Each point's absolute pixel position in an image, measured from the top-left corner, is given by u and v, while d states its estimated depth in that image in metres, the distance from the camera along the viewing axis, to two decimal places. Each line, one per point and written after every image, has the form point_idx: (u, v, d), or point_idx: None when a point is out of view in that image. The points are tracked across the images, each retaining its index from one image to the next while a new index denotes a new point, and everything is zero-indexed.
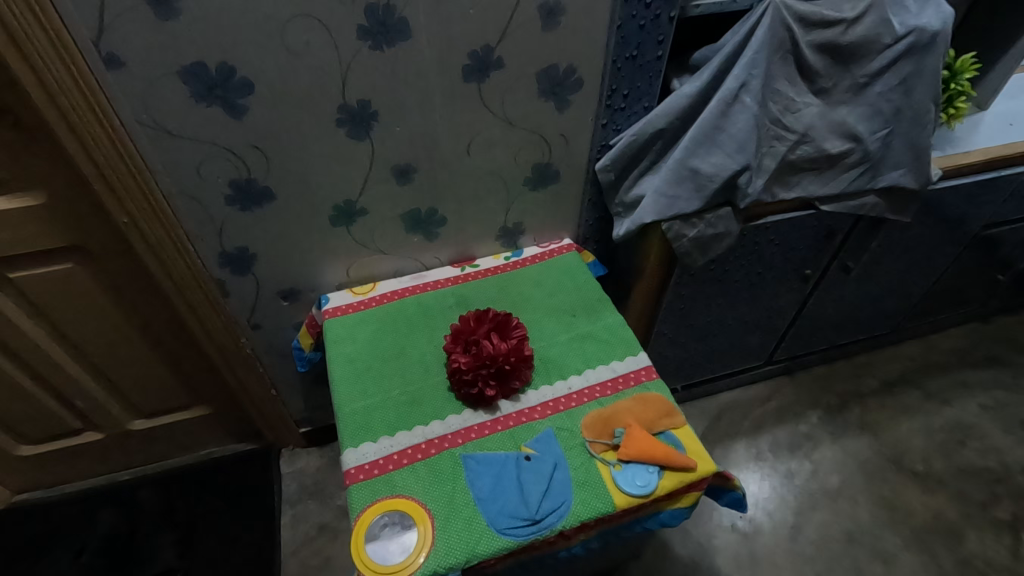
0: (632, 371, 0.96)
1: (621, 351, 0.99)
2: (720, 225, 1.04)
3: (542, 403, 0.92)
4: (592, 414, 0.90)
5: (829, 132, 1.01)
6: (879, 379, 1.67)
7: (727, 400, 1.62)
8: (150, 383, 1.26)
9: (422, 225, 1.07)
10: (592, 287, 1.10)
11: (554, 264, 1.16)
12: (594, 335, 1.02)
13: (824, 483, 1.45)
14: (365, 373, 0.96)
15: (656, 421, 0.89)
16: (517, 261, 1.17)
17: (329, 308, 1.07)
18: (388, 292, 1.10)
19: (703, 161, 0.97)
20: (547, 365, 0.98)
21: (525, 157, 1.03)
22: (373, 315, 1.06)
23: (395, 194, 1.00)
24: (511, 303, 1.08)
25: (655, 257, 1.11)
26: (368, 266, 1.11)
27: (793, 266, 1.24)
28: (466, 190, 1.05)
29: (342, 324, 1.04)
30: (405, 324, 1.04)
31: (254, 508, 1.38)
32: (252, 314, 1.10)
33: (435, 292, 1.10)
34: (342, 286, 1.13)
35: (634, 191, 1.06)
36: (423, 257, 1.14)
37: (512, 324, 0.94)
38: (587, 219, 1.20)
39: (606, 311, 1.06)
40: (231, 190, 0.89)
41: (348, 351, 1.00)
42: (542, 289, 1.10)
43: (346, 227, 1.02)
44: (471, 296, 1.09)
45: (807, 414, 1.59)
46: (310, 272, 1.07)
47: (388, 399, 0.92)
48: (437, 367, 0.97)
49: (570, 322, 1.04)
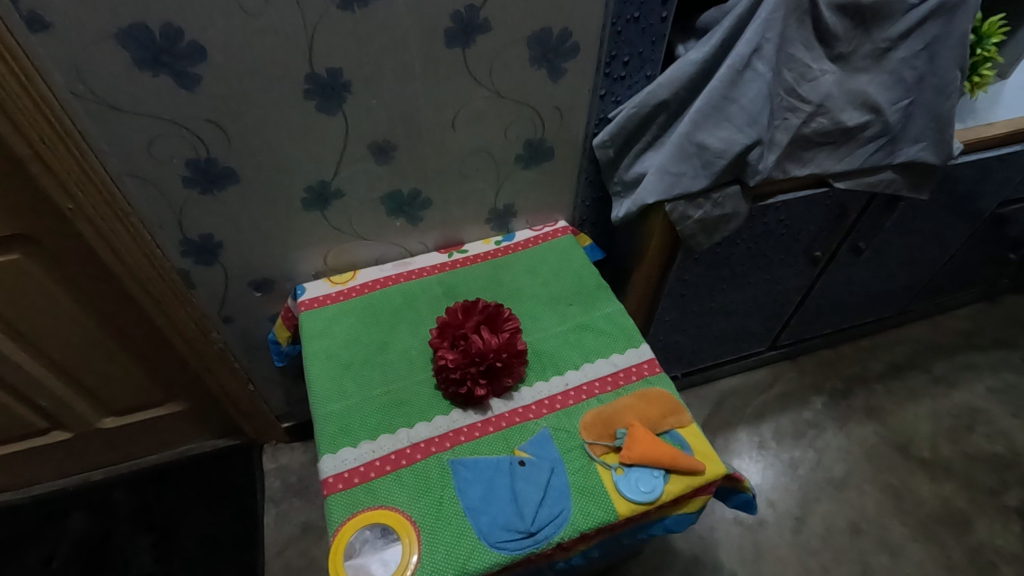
0: (633, 364, 0.89)
1: (621, 343, 0.92)
2: (727, 205, 0.97)
3: (537, 401, 0.85)
4: (592, 414, 0.83)
5: (847, 103, 0.92)
6: (884, 363, 1.61)
7: (729, 386, 1.56)
8: (118, 380, 1.18)
9: (405, 208, 0.99)
10: (590, 274, 1.03)
11: (548, 249, 1.08)
12: (592, 326, 0.95)
13: (829, 472, 1.40)
14: (344, 372, 0.89)
15: (661, 420, 0.82)
16: (509, 245, 1.09)
17: (305, 299, 0.99)
18: (369, 282, 1.02)
19: (711, 136, 0.89)
20: (542, 359, 0.90)
21: (516, 133, 0.95)
22: (353, 306, 0.98)
23: (374, 175, 0.91)
24: (503, 292, 1.00)
25: (658, 241, 1.03)
26: (348, 253, 1.03)
27: (802, 248, 1.17)
28: (452, 169, 0.96)
29: (319, 318, 0.96)
30: (388, 316, 0.96)
31: (235, 508, 1.32)
32: (223, 306, 1.02)
33: (420, 281, 1.02)
34: (320, 275, 1.04)
35: (634, 168, 0.98)
36: (407, 243, 1.06)
37: (504, 317, 0.87)
38: (584, 199, 1.11)
39: (605, 299, 0.99)
40: (189, 172, 0.80)
41: (327, 346, 0.92)
42: (536, 277, 1.02)
43: (321, 210, 0.93)
44: (459, 285, 1.01)
45: (811, 400, 1.53)
46: (284, 260, 0.99)
47: (369, 400, 0.85)
48: (424, 363, 0.89)
49: (566, 313, 0.97)
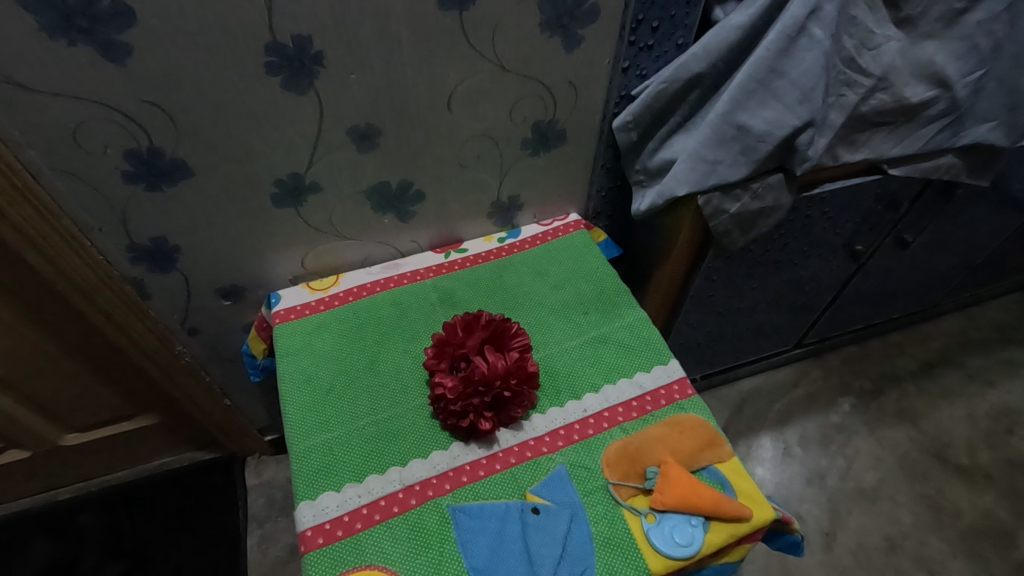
0: (661, 386, 0.77)
1: (647, 361, 0.80)
2: (767, 197, 0.83)
3: (551, 432, 0.73)
4: (616, 448, 0.71)
5: (911, 76, 0.78)
6: (916, 360, 1.50)
7: (750, 387, 1.45)
8: (77, 395, 1.05)
9: (393, 202, 0.85)
10: (607, 278, 0.90)
11: (559, 247, 0.95)
12: (613, 340, 0.82)
13: (860, 482, 1.29)
14: (326, 398, 0.76)
15: (697, 455, 0.70)
16: (514, 243, 0.95)
17: (280, 309, 0.86)
18: (354, 288, 0.88)
19: (754, 117, 0.75)
20: (556, 380, 0.78)
21: (522, 114, 0.81)
22: (336, 318, 0.85)
23: (355, 165, 0.77)
24: (508, 299, 0.87)
25: (685, 239, 0.90)
26: (329, 254, 0.89)
27: (843, 242, 1.04)
28: (448, 157, 0.82)
29: (296, 332, 0.83)
30: (376, 330, 0.83)
31: (216, 530, 1.20)
32: (186, 317, 0.89)
33: (413, 287, 0.89)
34: (298, 280, 0.91)
35: (660, 155, 0.84)
36: (397, 242, 0.92)
37: (513, 334, 0.74)
38: (599, 189, 0.97)
39: (625, 307, 0.86)
40: (130, 165, 0.66)
41: (306, 367, 0.79)
42: (546, 282, 0.89)
43: (294, 207, 0.80)
44: (458, 292, 0.88)
45: (838, 402, 1.42)
46: (255, 264, 0.85)
47: (355, 432, 0.73)
48: (419, 386, 0.77)
49: (582, 324, 0.84)
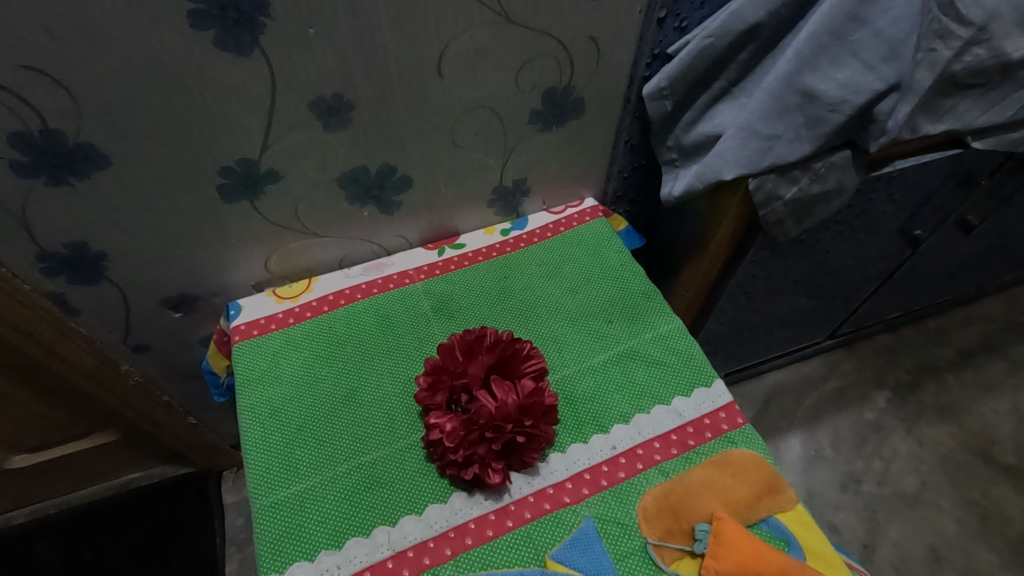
0: (705, 416, 0.64)
1: (686, 383, 0.66)
2: (831, 179, 0.68)
3: (573, 477, 0.59)
4: (655, 497, 0.58)
5: (1016, 25, 0.61)
6: (955, 349, 1.37)
7: (776, 381, 1.32)
8: (18, 415, 0.90)
9: (373, 191, 0.70)
10: (633, 278, 0.75)
11: (574, 239, 0.80)
12: (644, 357, 0.68)
13: (900, 487, 1.18)
14: (296, 438, 0.62)
15: (755, 505, 0.57)
16: (520, 236, 0.80)
17: (241, 323, 0.71)
18: (331, 295, 0.73)
19: (825, 80, 0.59)
20: (577, 409, 0.64)
21: (531, 79, 0.65)
22: (307, 334, 0.70)
23: (322, 146, 0.62)
24: (516, 308, 0.73)
25: (726, 230, 0.75)
26: (297, 254, 0.74)
27: (902, 227, 0.89)
28: (439, 134, 0.66)
29: (259, 353, 0.68)
30: (358, 348, 0.69)
31: (188, 557, 1.08)
32: (129, 334, 0.74)
33: (401, 293, 0.74)
34: (264, 285, 0.76)
35: (701, 128, 0.69)
36: (382, 237, 0.77)
37: (525, 356, 0.60)
38: (621, 169, 0.82)
39: (656, 315, 0.72)
40: (20, 153, 0.50)
41: (271, 399, 0.65)
42: (560, 285, 0.75)
43: (249, 200, 0.64)
44: (454, 299, 0.73)
45: (873, 397, 1.30)
46: (206, 269, 0.70)
47: (333, 482, 0.59)
48: (410, 421, 0.63)
49: (606, 337, 0.70)
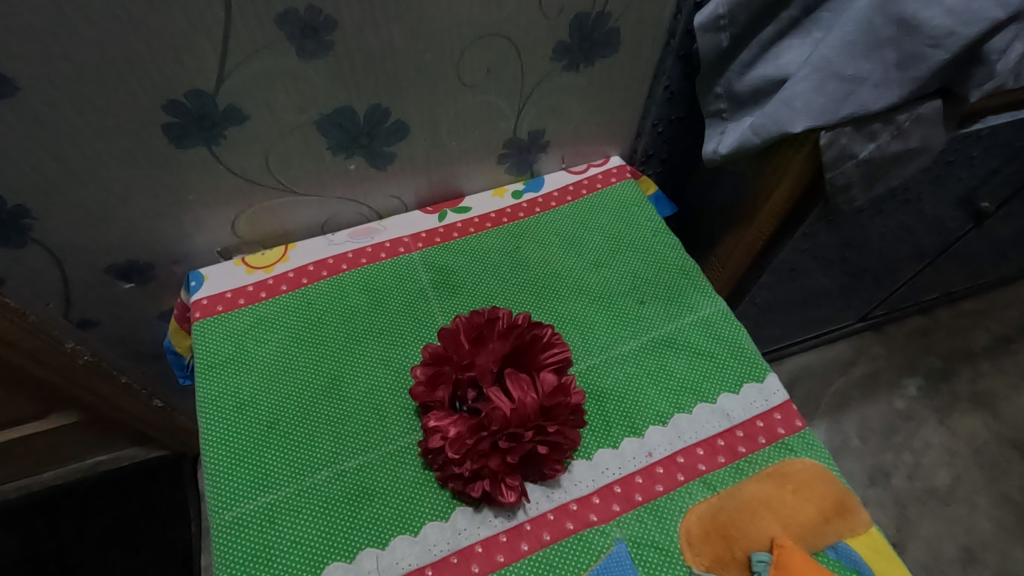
0: (757, 418, 0.53)
1: (733, 378, 0.56)
2: (915, 136, 0.56)
3: (601, 490, 0.49)
4: (701, 518, 0.48)
5: None
6: (992, 334, 1.27)
7: (800, 366, 1.22)
8: None
9: (360, 139, 0.57)
10: (668, 251, 0.64)
11: (598, 204, 0.68)
12: (682, 345, 0.57)
13: (931, 482, 1.10)
14: (266, 437, 0.52)
15: (822, 529, 0.47)
16: (535, 200, 0.68)
17: (203, 297, 0.59)
18: (311, 265, 0.62)
19: (930, 5, 0.47)
20: (605, 409, 0.53)
21: (558, 1, 0.52)
22: (283, 311, 0.59)
23: (296, 79, 0.49)
24: (530, 285, 0.61)
25: (780, 197, 0.64)
26: (271, 216, 0.62)
27: (970, 198, 0.78)
28: (442, 69, 0.54)
29: (224, 333, 0.57)
30: (343, 330, 0.58)
31: (161, 550, 0.98)
32: (70, 307, 0.62)
33: (394, 264, 0.62)
34: (232, 253, 0.64)
35: (763, 69, 0.56)
36: (372, 197, 0.65)
37: (546, 344, 0.49)
38: (655, 122, 0.69)
39: (696, 296, 0.61)
40: None
41: (238, 389, 0.54)
42: (583, 258, 0.63)
43: (207, 145, 0.52)
44: (458, 273, 0.62)
45: (903, 384, 1.21)
46: (159, 232, 0.58)
47: (309, 493, 0.49)
48: (404, 418, 0.52)
49: (637, 320, 0.59)
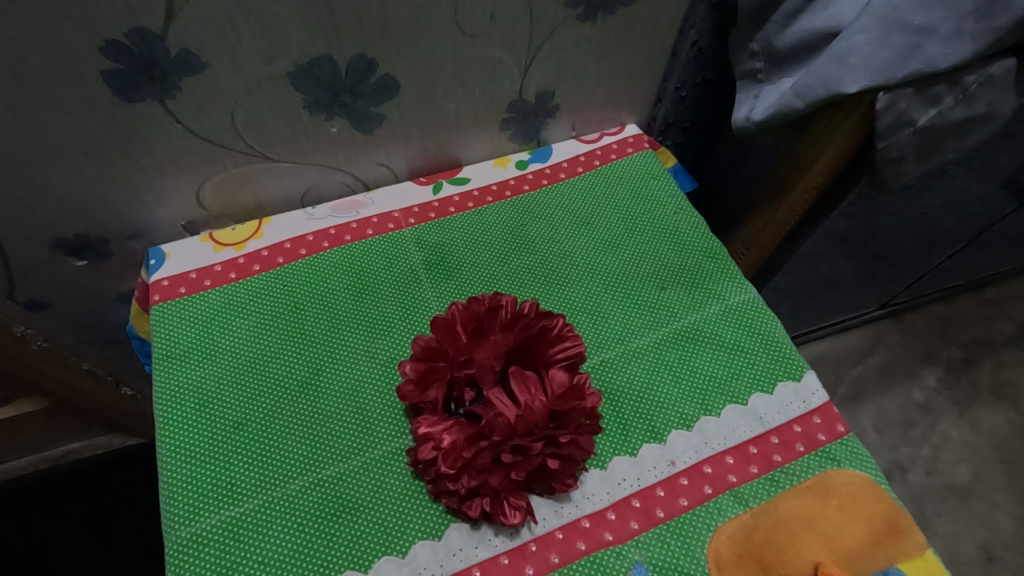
0: (794, 422, 0.47)
1: (765, 376, 0.49)
2: (982, 100, 0.49)
3: (618, 504, 0.43)
4: (732, 539, 0.42)
5: None
6: (1015, 323, 1.21)
7: (814, 355, 1.16)
8: None
9: (342, 97, 0.49)
10: (692, 231, 0.57)
11: (613, 176, 0.60)
12: (708, 338, 0.51)
13: (950, 478, 1.05)
14: (232, 439, 0.45)
15: (872, 553, 0.41)
16: (542, 171, 0.61)
17: (163, 278, 0.52)
18: (287, 242, 0.54)
19: None
20: (621, 410, 0.47)
21: None
22: (255, 293, 0.52)
23: (263, 18, 0.41)
24: (535, 267, 0.54)
25: (820, 170, 0.56)
26: (242, 185, 0.54)
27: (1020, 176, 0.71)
28: (437, 12, 0.46)
29: (186, 318, 0.50)
30: (323, 317, 0.51)
31: (137, 543, 0.92)
32: (14, 286, 0.55)
33: (382, 242, 0.55)
34: (198, 227, 0.57)
35: (811, 20, 0.48)
36: (358, 165, 0.57)
37: (556, 337, 0.42)
38: (679, 84, 0.62)
39: (724, 283, 0.54)
40: None
41: (201, 383, 0.47)
42: (596, 238, 0.56)
43: (159, 99, 0.44)
44: (454, 253, 0.55)
45: (922, 374, 1.15)
46: (110, 202, 0.50)
47: (280, 506, 0.42)
48: (391, 420, 0.46)
49: (656, 309, 0.52)
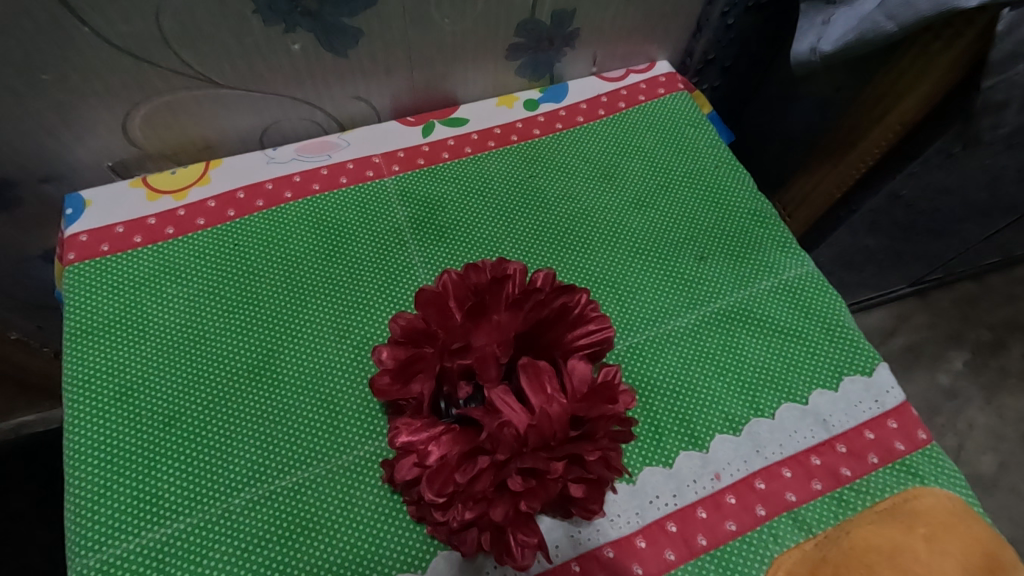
0: (864, 428, 0.38)
1: (828, 369, 0.40)
2: None
3: (652, 530, 0.34)
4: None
5: None
6: None
7: None
8: None
9: (304, 2, 0.38)
10: (736, 190, 0.47)
11: (642, 122, 0.50)
12: (759, 321, 0.41)
13: (975, 467, 0.98)
14: (161, 437, 0.35)
15: None
16: (556, 112, 0.50)
17: (82, 231, 0.41)
18: (241, 190, 0.44)
19: None
20: (654, 408, 0.37)
21: None
22: (196, 255, 0.41)
23: None
24: (547, 229, 0.44)
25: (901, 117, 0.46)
26: (181, 117, 0.43)
27: None
28: None
29: (109, 284, 0.40)
30: (282, 286, 0.41)
31: None
32: None
33: (358, 195, 0.45)
34: (132, 170, 0.46)
35: None
36: (329, 98, 0.46)
37: (578, 319, 0.33)
38: (726, 9, 0.50)
39: (775, 254, 0.44)
40: None
41: (123, 366, 0.37)
42: (621, 195, 0.46)
43: None
44: (447, 209, 0.44)
45: (950, 357, 1.07)
46: (6, 136, 0.39)
47: (218, 527, 0.33)
48: (363, 417, 0.36)
49: (695, 285, 0.42)
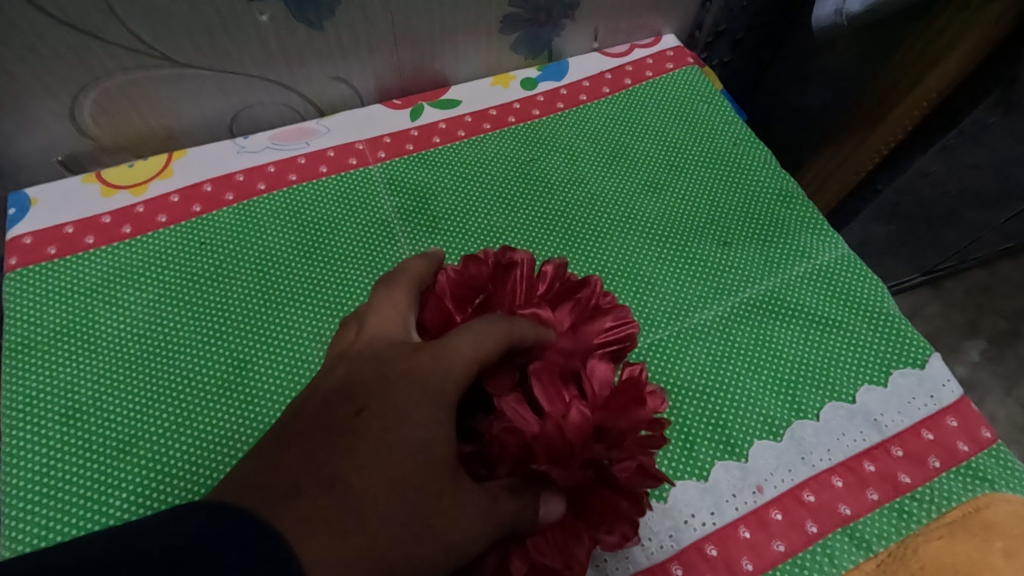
0: (920, 428, 0.33)
1: (874, 362, 0.35)
2: None
3: (690, 558, 0.29)
4: None
5: None
6: None
7: None
8: None
9: None
10: (757, 169, 0.43)
11: (650, 98, 0.46)
12: (793, 311, 0.37)
13: None
14: (116, 465, 0.30)
15: None
16: (557, 91, 0.45)
17: (25, 232, 0.36)
18: (209, 182, 0.39)
19: None
20: (682, 413, 0.33)
21: None
22: (158, 255, 0.37)
23: None
24: (552, 216, 0.40)
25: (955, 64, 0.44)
26: (139, 103, 0.38)
27: None
28: None
29: (56, 292, 0.35)
30: (257, 289, 0.36)
31: None
32: None
33: (341, 185, 0.40)
34: (86, 164, 0.41)
35: None
36: (305, 79, 0.41)
37: (594, 311, 0.28)
38: None
39: (805, 237, 0.40)
40: None
41: (72, 385, 0.32)
42: (632, 178, 0.42)
43: None
44: (440, 199, 0.40)
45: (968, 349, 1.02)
46: None
47: None
48: None
49: (719, 273, 0.38)
